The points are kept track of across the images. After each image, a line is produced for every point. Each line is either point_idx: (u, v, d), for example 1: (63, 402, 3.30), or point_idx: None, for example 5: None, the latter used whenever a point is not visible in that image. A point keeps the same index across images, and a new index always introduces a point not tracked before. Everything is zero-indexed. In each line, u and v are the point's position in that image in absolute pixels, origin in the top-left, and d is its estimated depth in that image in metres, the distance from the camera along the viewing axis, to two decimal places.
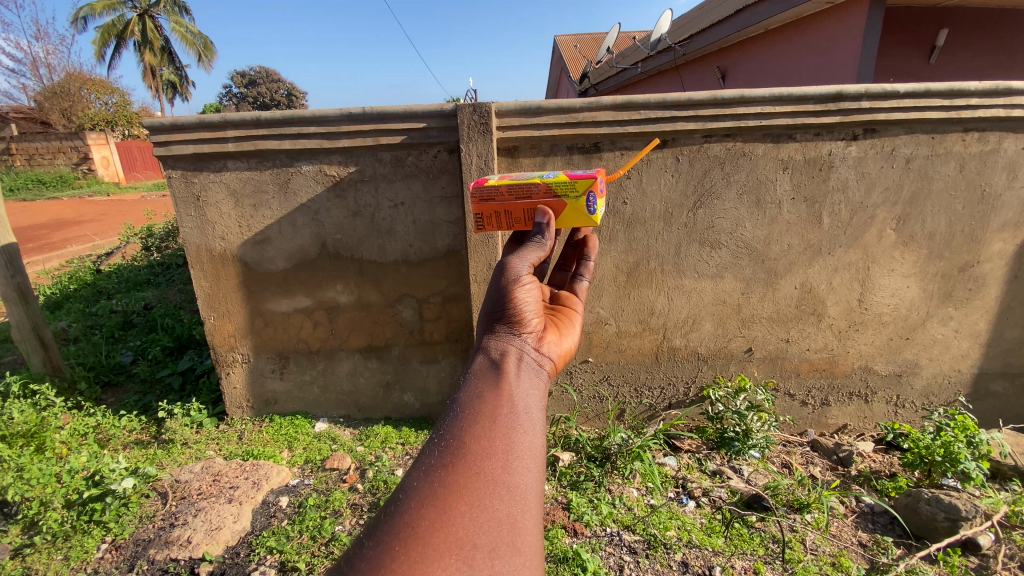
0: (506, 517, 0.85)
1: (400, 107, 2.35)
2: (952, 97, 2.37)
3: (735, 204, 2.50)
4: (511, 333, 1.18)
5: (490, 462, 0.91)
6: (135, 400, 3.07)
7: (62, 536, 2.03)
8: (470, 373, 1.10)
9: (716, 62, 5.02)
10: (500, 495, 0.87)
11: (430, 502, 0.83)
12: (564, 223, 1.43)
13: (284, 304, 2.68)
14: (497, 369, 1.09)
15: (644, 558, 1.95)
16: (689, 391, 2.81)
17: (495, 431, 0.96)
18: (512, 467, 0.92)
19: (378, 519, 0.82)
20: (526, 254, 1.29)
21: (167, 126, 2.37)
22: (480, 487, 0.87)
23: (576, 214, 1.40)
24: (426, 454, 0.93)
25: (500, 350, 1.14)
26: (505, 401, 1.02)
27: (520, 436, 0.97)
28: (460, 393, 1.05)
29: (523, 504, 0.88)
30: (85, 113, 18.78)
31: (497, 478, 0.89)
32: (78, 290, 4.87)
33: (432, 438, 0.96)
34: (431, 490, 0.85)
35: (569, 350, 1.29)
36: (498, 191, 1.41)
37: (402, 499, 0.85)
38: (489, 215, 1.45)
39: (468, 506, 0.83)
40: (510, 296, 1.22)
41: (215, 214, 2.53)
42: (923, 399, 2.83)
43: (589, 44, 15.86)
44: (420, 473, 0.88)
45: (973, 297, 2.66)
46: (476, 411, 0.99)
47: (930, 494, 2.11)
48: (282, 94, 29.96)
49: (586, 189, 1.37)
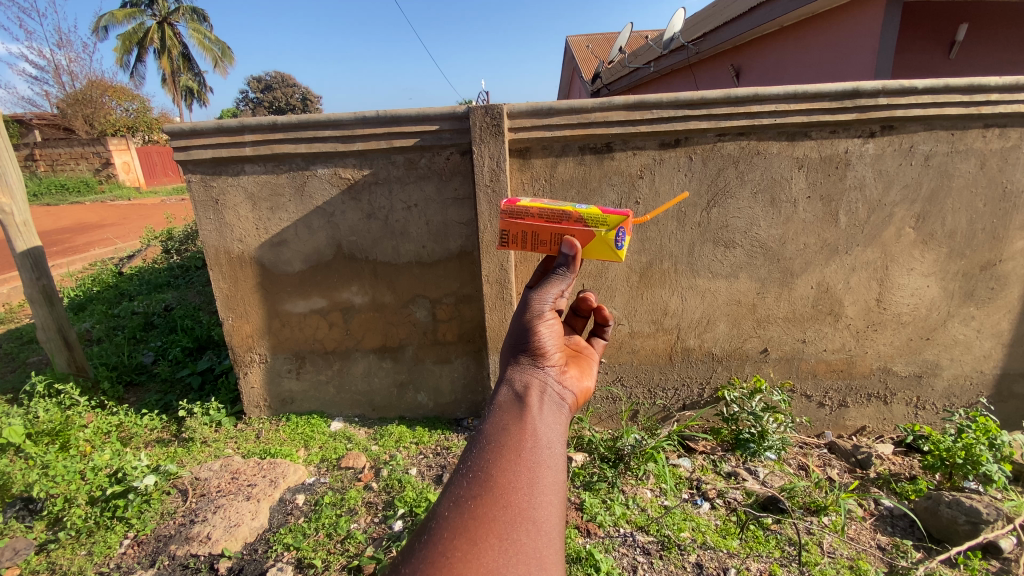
0: (532, 552, 0.86)
1: (413, 110, 2.37)
2: (972, 93, 2.33)
3: (749, 203, 2.48)
4: (534, 368, 1.18)
5: (516, 496, 0.92)
6: (156, 399, 3.15)
7: (85, 532, 2.10)
8: (494, 404, 1.11)
9: (730, 60, 4.98)
10: (526, 529, 0.88)
11: (461, 533, 0.85)
12: (587, 254, 1.39)
13: (300, 305, 2.73)
14: (520, 403, 1.09)
15: (657, 559, 1.95)
16: (703, 392, 2.79)
17: (520, 465, 0.97)
18: (537, 501, 0.92)
19: (411, 548, 0.86)
20: (549, 289, 1.26)
21: (186, 131, 2.43)
22: (508, 520, 0.88)
23: (602, 247, 1.36)
24: (456, 484, 0.94)
25: (523, 383, 1.15)
26: (529, 435, 1.03)
27: (545, 471, 0.97)
28: (485, 425, 1.06)
29: (549, 539, 0.89)
30: (108, 120, 19.34)
31: (522, 512, 0.90)
32: (101, 292, 5.00)
33: (460, 468, 0.97)
34: (462, 522, 0.87)
35: (589, 389, 1.28)
36: (528, 213, 1.39)
37: (435, 528, 0.87)
38: (515, 234, 1.41)
39: (497, 540, 0.85)
40: (532, 329, 1.23)
41: (233, 217, 2.59)
42: (944, 400, 2.77)
43: (602, 43, 15.83)
44: (450, 503, 0.91)
45: (996, 296, 2.60)
46: (501, 444, 1.00)
47: (951, 497, 2.08)
48: (297, 98, 30.34)
49: (616, 225, 1.33)
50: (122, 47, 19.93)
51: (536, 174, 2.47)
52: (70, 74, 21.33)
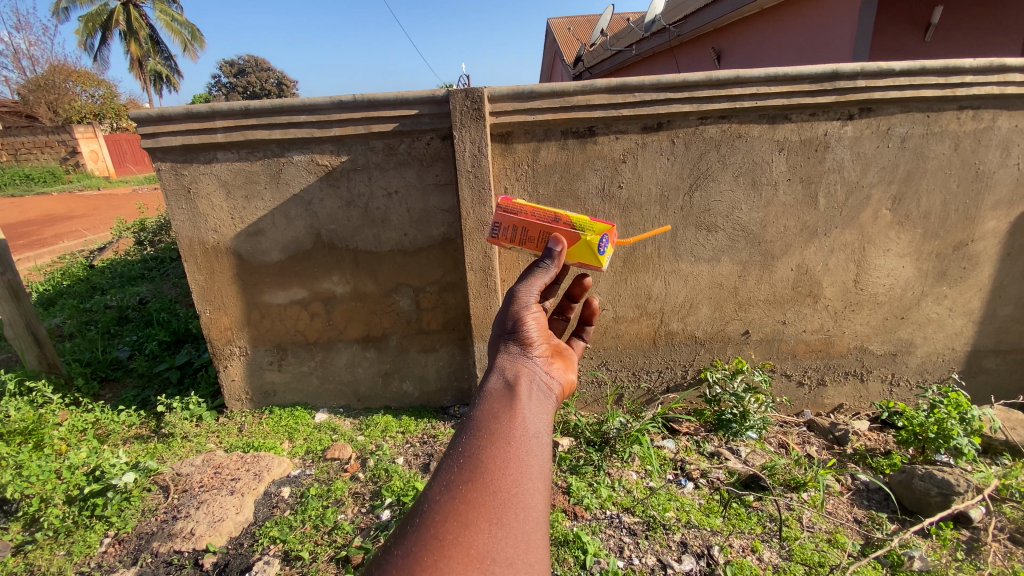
0: (521, 536, 0.86)
1: (391, 94, 2.31)
2: (947, 75, 2.35)
3: (731, 186, 2.48)
4: (522, 358, 1.18)
5: (507, 481, 0.92)
6: (134, 395, 3.09)
7: (63, 532, 2.05)
8: (483, 392, 1.10)
9: (711, 43, 4.97)
10: (516, 513, 0.88)
11: (451, 516, 0.85)
12: (571, 257, 1.39)
13: (280, 296, 2.67)
14: (510, 391, 1.09)
15: (643, 539, 1.98)
16: (686, 374, 2.82)
17: (510, 452, 0.96)
18: (527, 488, 0.92)
19: (402, 531, 0.85)
20: (533, 281, 1.26)
21: (154, 117, 2.34)
22: (498, 505, 0.88)
23: (585, 252, 1.37)
24: (446, 469, 0.94)
25: (513, 371, 1.14)
26: (519, 423, 1.03)
27: (534, 458, 0.97)
28: (475, 411, 1.06)
29: (537, 524, 0.89)
30: (73, 106, 18.58)
31: (512, 498, 0.90)
32: (71, 286, 4.83)
33: (449, 453, 0.97)
34: (453, 506, 0.86)
35: (574, 382, 1.28)
36: (521, 210, 1.40)
37: (425, 511, 0.86)
38: (506, 227, 1.42)
39: (488, 524, 0.85)
40: (521, 319, 1.22)
41: (206, 206, 2.51)
42: (917, 377, 2.85)
43: (582, 25, 15.62)
44: (441, 487, 0.90)
45: (967, 275, 2.67)
46: (492, 431, 1.00)
47: (924, 471, 2.15)
48: (272, 83, 29.47)
49: (602, 232, 1.35)
50: (85, 31, 19.10)
51: (518, 159, 2.44)
52: (32, 59, 20.45)
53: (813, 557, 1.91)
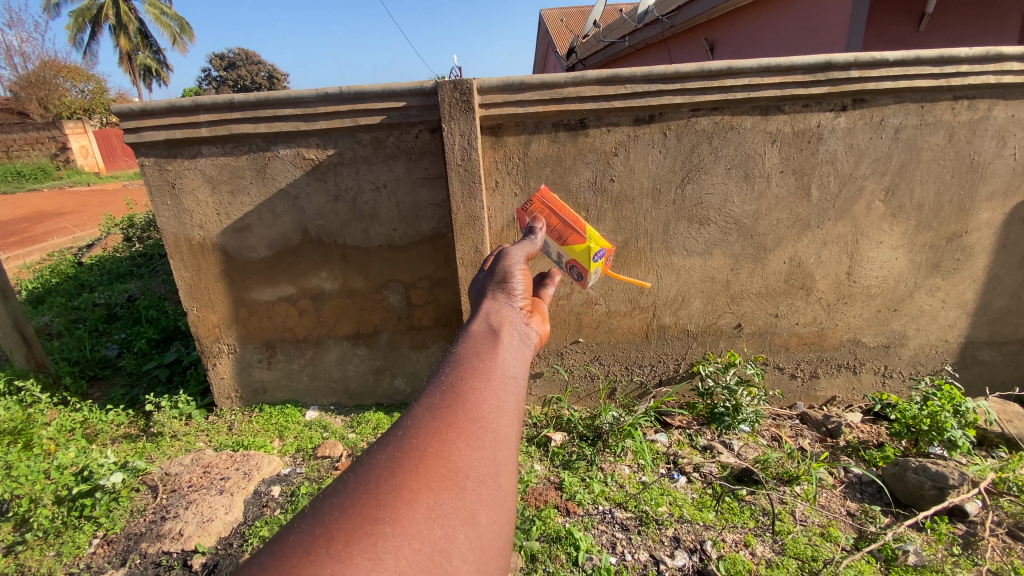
0: (494, 461, 0.84)
1: (378, 86, 2.27)
2: (942, 64, 2.33)
3: (723, 178, 2.46)
4: (504, 307, 1.21)
5: (483, 407, 0.91)
6: (122, 393, 3.05)
7: (53, 532, 2.00)
8: (467, 333, 1.11)
9: (705, 35, 4.93)
10: (492, 440, 0.86)
11: (428, 434, 0.83)
12: (570, 248, 1.69)
13: (268, 292, 2.63)
14: (494, 334, 1.10)
15: (636, 534, 1.97)
16: (679, 367, 2.81)
17: (491, 384, 0.96)
18: (504, 419, 0.91)
19: (378, 445, 0.83)
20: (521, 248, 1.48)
21: (137, 111, 2.29)
22: (475, 429, 0.86)
23: (584, 252, 1.67)
24: (427, 394, 0.93)
25: (497, 319, 1.16)
26: (500, 362, 1.02)
27: (513, 394, 0.97)
28: (458, 349, 1.06)
29: (511, 455, 0.87)
30: (61, 101, 18.32)
31: (489, 424, 0.88)
32: (59, 283, 4.77)
33: (432, 381, 0.96)
34: (431, 424, 0.85)
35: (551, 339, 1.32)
36: (555, 202, 1.74)
37: (402, 430, 0.85)
38: (537, 205, 1.77)
39: (464, 444, 0.83)
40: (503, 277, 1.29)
41: (191, 202, 2.46)
42: (910, 369, 2.86)
43: (576, 16, 15.49)
44: (420, 408, 0.89)
45: (961, 267, 2.67)
46: (474, 365, 1.00)
47: (917, 463, 2.14)
48: (263, 76, 29.14)
49: (603, 248, 1.71)
50: (72, 24, 18.80)
51: (508, 152, 2.41)
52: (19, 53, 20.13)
53: (806, 551, 1.90)
